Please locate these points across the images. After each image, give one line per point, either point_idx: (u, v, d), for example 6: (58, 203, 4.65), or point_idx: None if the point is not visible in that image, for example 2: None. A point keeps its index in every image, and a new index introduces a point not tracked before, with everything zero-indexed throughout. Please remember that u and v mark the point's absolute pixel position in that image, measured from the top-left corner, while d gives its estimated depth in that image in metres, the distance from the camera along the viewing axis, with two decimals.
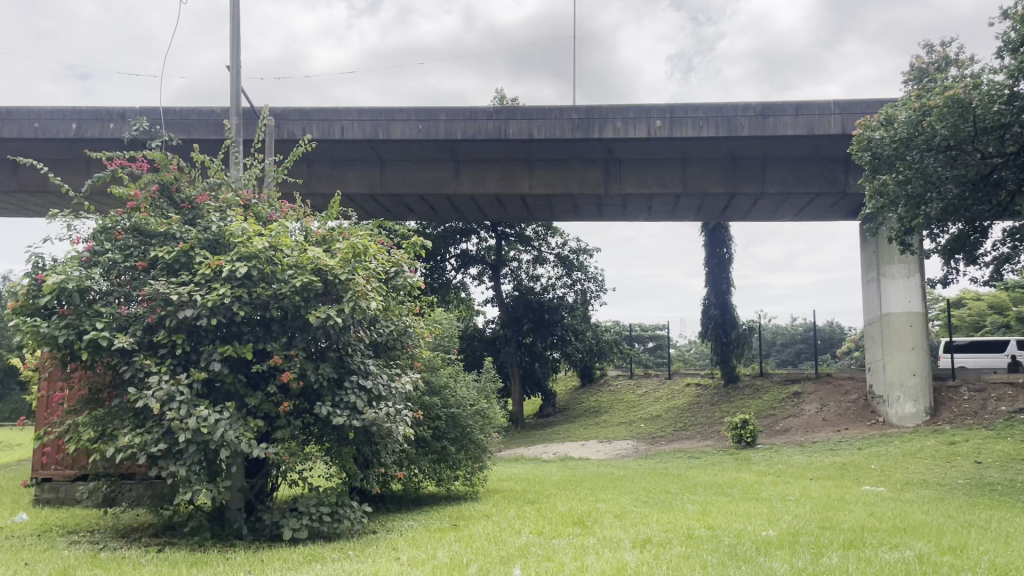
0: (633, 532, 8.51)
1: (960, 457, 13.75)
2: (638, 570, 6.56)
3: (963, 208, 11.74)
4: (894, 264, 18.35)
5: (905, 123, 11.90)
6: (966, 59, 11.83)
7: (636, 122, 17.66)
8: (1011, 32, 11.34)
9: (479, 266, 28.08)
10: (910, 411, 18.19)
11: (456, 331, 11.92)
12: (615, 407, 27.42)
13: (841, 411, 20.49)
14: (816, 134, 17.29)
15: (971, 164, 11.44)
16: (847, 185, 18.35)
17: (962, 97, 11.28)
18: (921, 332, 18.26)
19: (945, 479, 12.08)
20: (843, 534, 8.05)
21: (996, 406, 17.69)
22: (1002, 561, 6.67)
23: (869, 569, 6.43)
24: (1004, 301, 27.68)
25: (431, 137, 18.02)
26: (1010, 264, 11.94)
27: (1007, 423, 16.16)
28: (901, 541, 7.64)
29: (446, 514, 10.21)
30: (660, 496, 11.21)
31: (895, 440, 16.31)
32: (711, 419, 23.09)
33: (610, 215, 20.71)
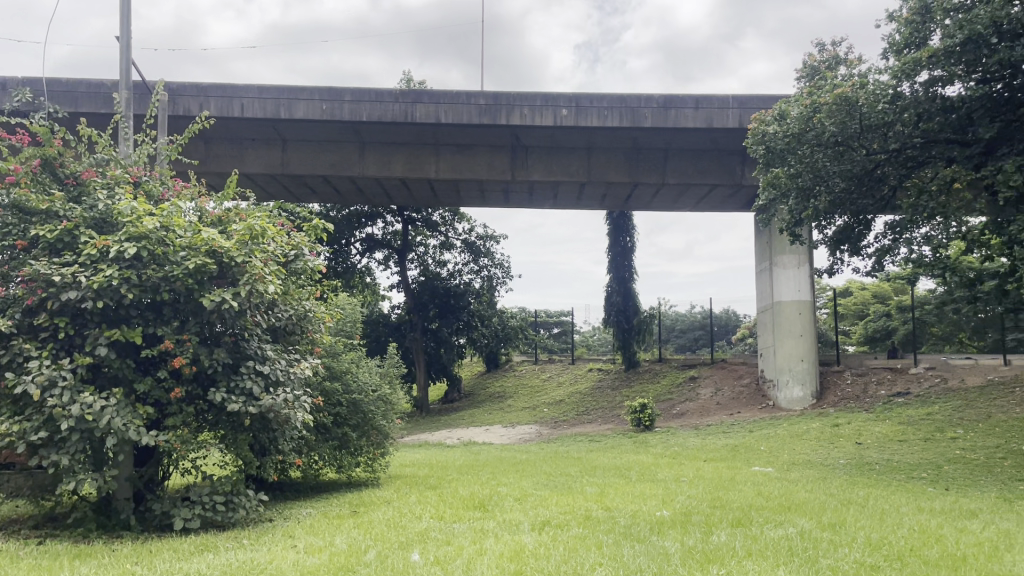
0: (532, 514, 8.63)
1: (842, 438, 14.50)
2: (534, 552, 6.64)
3: (849, 201, 12.38)
4: (785, 254, 19.13)
5: (797, 119, 12.39)
6: (855, 59, 12.34)
7: (542, 110, 17.77)
8: (895, 35, 11.92)
9: (384, 250, 27.76)
10: (797, 395, 19.05)
11: (360, 316, 11.70)
12: (519, 392, 27.67)
13: (734, 394, 21.29)
14: (715, 126, 17.83)
15: (857, 160, 12.00)
16: (743, 178, 18.92)
17: (849, 95, 11.74)
18: (809, 319, 19.11)
19: (828, 459, 12.72)
20: (731, 512, 8.39)
21: (876, 389, 18.70)
22: (876, 537, 7.04)
23: (754, 546, 6.73)
24: (886, 291, 29.15)
25: (335, 118, 17.68)
26: (891, 256, 12.56)
27: (886, 406, 17.13)
28: (785, 519, 7.99)
29: (346, 500, 10.10)
30: (560, 479, 11.42)
31: (784, 423, 17.06)
32: (612, 403, 23.60)
33: (516, 201, 20.80)
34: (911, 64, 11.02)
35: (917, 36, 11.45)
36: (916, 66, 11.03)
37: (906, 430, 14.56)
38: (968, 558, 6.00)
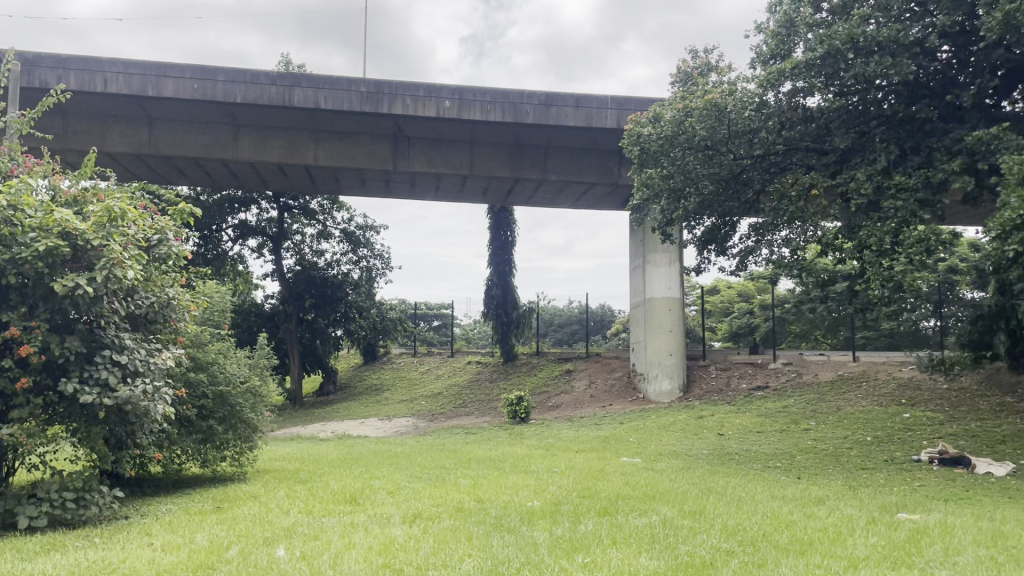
0: (403, 507, 8.57)
1: (706, 429, 15.17)
2: (403, 546, 6.59)
3: (717, 204, 12.96)
4: (658, 252, 19.81)
5: (671, 122, 12.75)
6: (725, 67, 12.88)
7: (425, 101, 17.66)
8: (761, 46, 12.52)
9: (258, 237, 26.88)
10: (666, 388, 19.74)
11: (229, 305, 11.27)
12: (396, 384, 27.47)
13: (607, 387, 21.88)
14: (594, 126, 18.27)
15: (726, 164, 12.61)
16: (620, 177, 19.44)
17: (719, 102, 12.26)
18: (678, 315, 19.87)
19: (692, 450, 13.26)
20: (599, 502, 8.61)
21: (738, 382, 19.67)
22: (733, 524, 7.39)
23: (618, 534, 6.93)
24: (749, 290, 30.67)
25: (207, 98, 17.00)
26: (753, 256, 13.21)
27: (747, 399, 18.04)
28: (649, 508, 8.29)
29: (210, 496, 9.72)
30: (434, 471, 11.39)
31: (653, 415, 17.69)
32: (489, 396, 23.77)
33: (397, 192, 20.57)
34: (775, 74, 11.60)
35: (782, 47, 12.05)
36: (780, 76, 11.61)
37: (764, 421, 15.38)
38: (814, 542, 6.37)
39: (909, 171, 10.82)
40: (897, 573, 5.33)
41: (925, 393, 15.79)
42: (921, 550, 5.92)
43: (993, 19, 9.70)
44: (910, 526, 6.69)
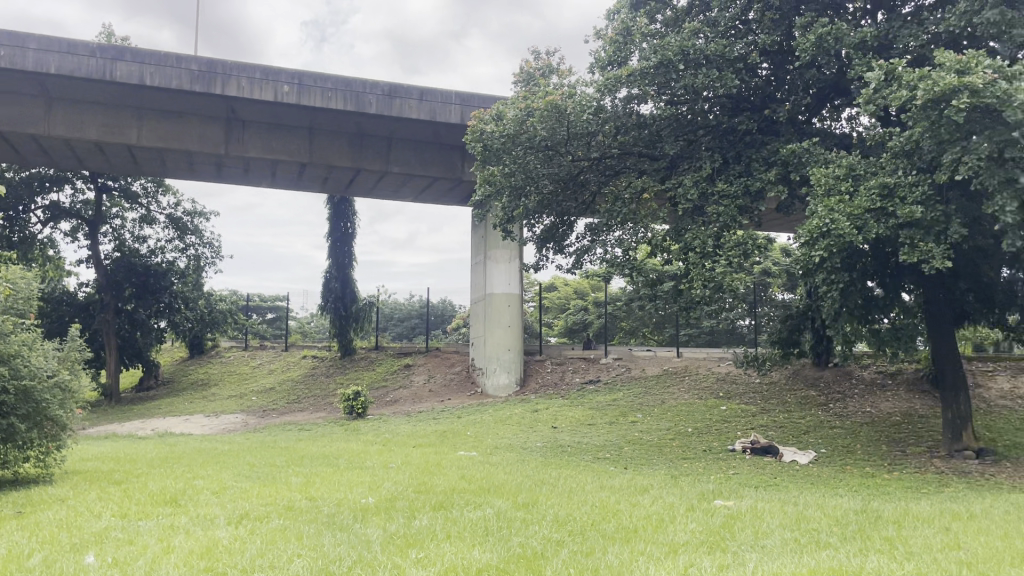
0: (229, 508, 8.18)
1: (540, 423, 15.54)
2: (228, 547, 6.30)
3: (555, 203, 13.25)
4: (499, 249, 20.13)
5: (513, 120, 12.91)
6: (566, 70, 13.22)
7: (261, 84, 16.96)
8: (601, 52, 12.95)
9: (72, 220, 24.83)
10: (503, 382, 20.04)
11: (36, 293, 10.32)
12: (225, 379, 26.26)
13: (445, 382, 21.95)
14: (438, 120, 18.24)
15: (564, 165, 12.90)
16: (462, 173, 19.54)
17: (559, 103, 12.48)
18: (516, 311, 20.32)
19: (527, 443, 13.54)
20: (434, 497, 8.59)
21: (572, 376, 20.32)
22: (563, 514, 7.59)
23: (452, 528, 6.94)
24: (585, 287, 31.78)
25: (14, 66, 15.55)
26: (589, 255, 13.66)
27: (580, 392, 18.68)
28: (483, 501, 8.36)
29: (8, 501, 8.86)
30: (263, 469, 10.96)
31: (490, 409, 17.93)
32: (324, 391, 23.21)
33: (230, 177, 19.63)
34: (613, 80, 12.01)
35: (619, 55, 12.51)
36: (617, 82, 12.04)
37: (595, 414, 15.96)
38: (638, 530, 6.66)
39: (730, 179, 11.56)
40: (712, 556, 5.67)
41: (740, 387, 16.95)
42: (733, 535, 6.33)
43: (807, 42, 10.54)
44: (725, 512, 7.15)
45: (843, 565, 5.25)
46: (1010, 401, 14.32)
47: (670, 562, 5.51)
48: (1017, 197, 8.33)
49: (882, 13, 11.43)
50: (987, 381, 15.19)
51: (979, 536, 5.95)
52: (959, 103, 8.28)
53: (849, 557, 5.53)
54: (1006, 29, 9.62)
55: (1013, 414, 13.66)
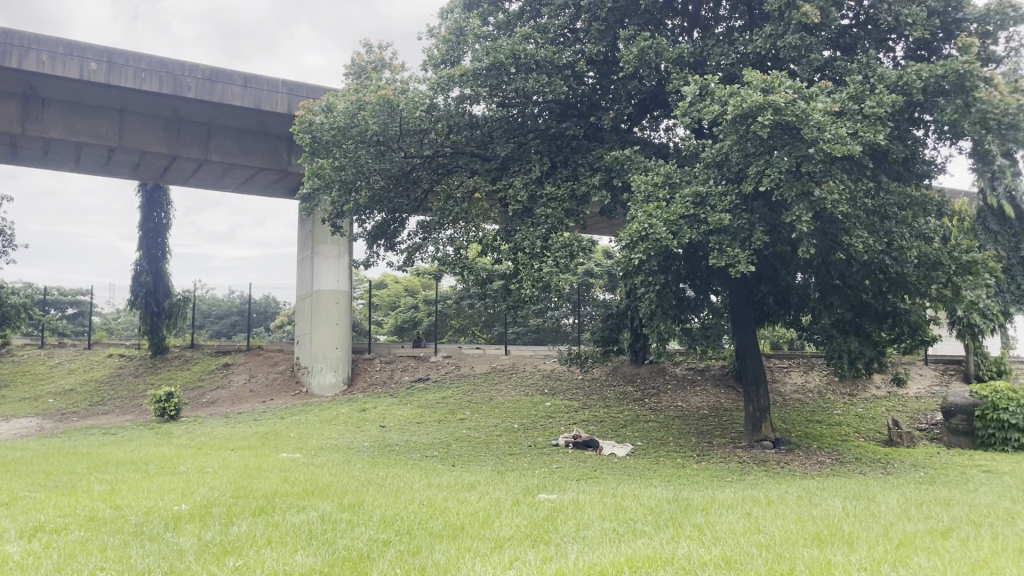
0: (20, 521, 7.43)
1: (367, 422, 15.29)
2: (20, 564, 5.72)
3: (387, 199, 13.17)
4: (327, 244, 19.67)
5: (343, 113, 12.54)
6: (399, 65, 13.10)
7: (65, 60, 15.51)
8: (434, 50, 12.93)
9: None
10: (330, 381, 19.55)
11: None
12: (16, 380, 23.87)
13: (267, 382, 21.11)
14: (263, 109, 17.52)
15: (396, 161, 12.75)
16: (289, 165, 18.87)
17: (391, 98, 12.25)
18: (345, 309, 19.96)
19: (353, 443, 13.28)
20: (255, 501, 8.22)
21: (400, 375, 20.16)
22: (390, 514, 7.50)
23: (273, 533, 6.67)
24: (415, 285, 31.66)
25: None
26: (420, 253, 13.59)
27: (409, 391, 18.56)
28: (307, 504, 8.10)
29: None
30: (60, 478, 10.04)
31: (315, 408, 17.44)
32: (133, 392, 21.65)
33: (25, 159, 17.86)
34: (445, 79, 11.98)
35: (451, 54, 12.55)
36: (450, 81, 12.02)
37: (424, 413, 15.92)
38: (465, 526, 6.70)
39: (558, 182, 11.90)
40: (535, 549, 5.80)
41: (565, 383, 17.52)
42: (556, 527, 6.52)
43: (630, 54, 11.03)
44: (549, 505, 7.35)
45: (656, 553, 5.55)
46: (802, 394, 15.72)
47: (495, 556, 5.59)
48: (811, 209, 9.15)
49: (698, 31, 12.21)
50: (782, 376, 16.59)
51: (776, 519, 6.49)
52: (764, 120, 8.98)
53: (663, 544, 5.86)
54: (804, 54, 10.53)
55: (803, 406, 15.01)
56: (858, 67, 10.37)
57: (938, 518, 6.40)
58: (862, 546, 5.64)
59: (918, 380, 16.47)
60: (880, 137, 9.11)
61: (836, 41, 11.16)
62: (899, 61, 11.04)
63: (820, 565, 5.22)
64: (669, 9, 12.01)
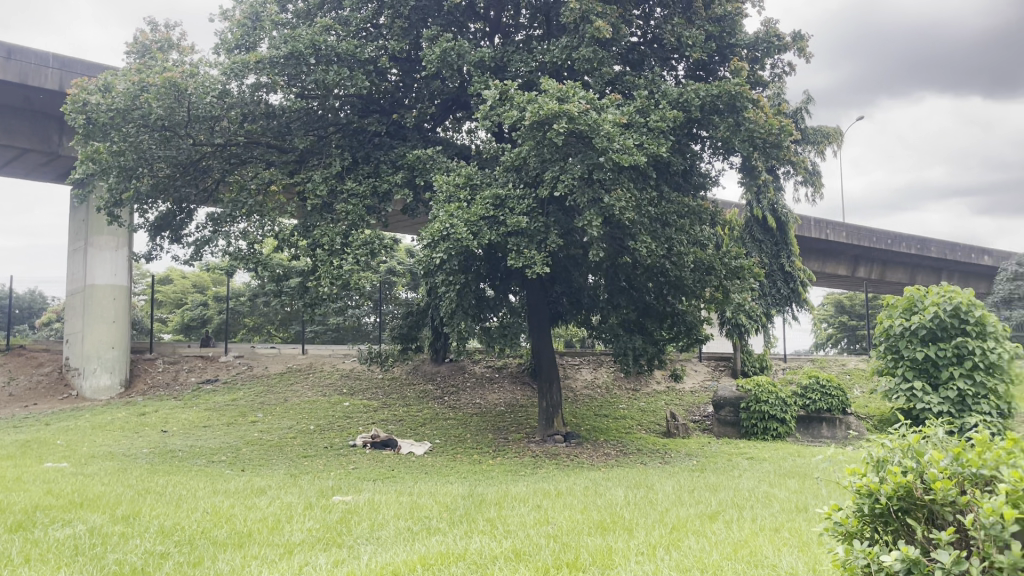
0: None
1: (147, 427, 14.22)
2: None
3: (173, 188, 12.33)
4: (103, 235, 18.13)
5: (123, 94, 11.52)
6: (188, 47, 12.32)
7: None
8: (227, 34, 12.30)
9: None
10: (105, 383, 18.01)
11: None
12: None
13: (30, 385, 19.08)
14: (29, 84, 15.82)
15: (184, 148, 11.95)
16: (60, 147, 17.17)
17: (178, 82, 11.44)
18: (123, 305, 18.56)
19: (131, 449, 12.30)
20: (10, 516, 7.39)
21: (186, 376, 18.97)
22: (170, 524, 7.03)
23: (33, 551, 6.03)
24: (205, 282, 29.91)
25: None
26: (209, 247, 12.89)
27: (195, 393, 17.50)
28: (74, 517, 7.40)
29: None
30: None
31: (87, 413, 15.98)
32: None
33: None
34: (240, 65, 11.43)
35: (246, 40, 12.00)
36: (244, 68, 11.50)
37: (211, 416, 15.07)
38: (252, 533, 6.42)
39: (359, 178, 11.69)
40: (326, 553, 5.68)
41: (363, 383, 17.28)
42: (349, 529, 6.41)
43: (433, 53, 11.06)
44: (342, 507, 7.20)
45: (449, 549, 5.61)
46: (591, 390, 16.53)
47: (285, 563, 5.40)
48: (601, 214, 9.62)
49: (499, 37, 12.44)
50: (574, 372, 17.36)
51: (564, 510, 6.77)
52: (559, 127, 9.33)
53: (456, 540, 5.93)
54: (596, 67, 11.05)
55: (592, 401, 15.79)
56: (644, 82, 11.06)
57: (706, 503, 6.97)
58: (640, 532, 6.02)
59: (693, 375, 17.86)
60: (663, 150, 9.77)
61: (626, 57, 11.82)
62: (680, 79, 11.90)
63: (602, 552, 5.50)
64: (471, 12, 12.19)
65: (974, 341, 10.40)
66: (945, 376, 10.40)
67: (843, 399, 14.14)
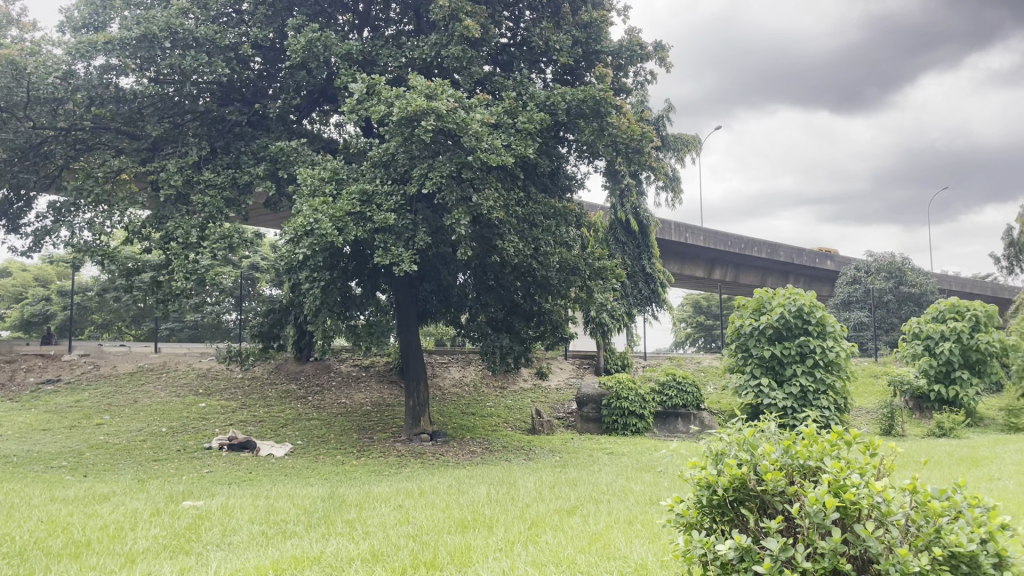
0: None
1: None
2: None
3: (8, 173, 11.43)
4: None
5: None
6: (29, 24, 11.50)
7: None
8: (74, 12, 11.56)
9: None
10: None
11: None
12: None
13: None
14: None
15: (22, 131, 11.07)
16: None
17: (17, 60, 10.66)
18: None
19: None
20: None
21: (25, 376, 17.65)
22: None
23: None
24: (48, 275, 27.88)
25: None
26: (50, 237, 12.04)
27: (34, 394, 16.30)
28: None
29: None
30: None
31: None
32: None
33: None
34: (87, 46, 10.72)
35: (96, 19, 11.34)
36: (92, 49, 10.78)
37: (52, 418, 14.08)
38: (91, 543, 6.05)
39: (218, 169, 11.21)
40: (172, 561, 5.42)
41: (221, 383, 16.61)
42: (199, 535, 6.15)
43: (298, 43, 10.77)
44: (192, 513, 6.89)
45: (304, 552, 5.48)
46: (458, 388, 16.57)
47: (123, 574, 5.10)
48: (469, 213, 9.66)
49: (367, 30, 12.27)
50: (442, 371, 17.34)
51: (425, 509, 6.74)
52: (427, 125, 9.29)
53: (312, 543, 5.80)
54: (465, 66, 11.06)
55: (459, 399, 15.82)
56: (512, 84, 11.17)
57: (566, 498, 7.13)
58: (499, 528, 6.08)
59: (558, 373, 18.23)
60: (530, 151, 9.91)
61: (496, 58, 11.93)
62: (548, 82, 12.10)
63: (460, 550, 5.51)
64: (340, 4, 11.95)
65: (815, 340, 11.14)
66: (789, 373, 11.07)
67: (697, 395, 14.85)
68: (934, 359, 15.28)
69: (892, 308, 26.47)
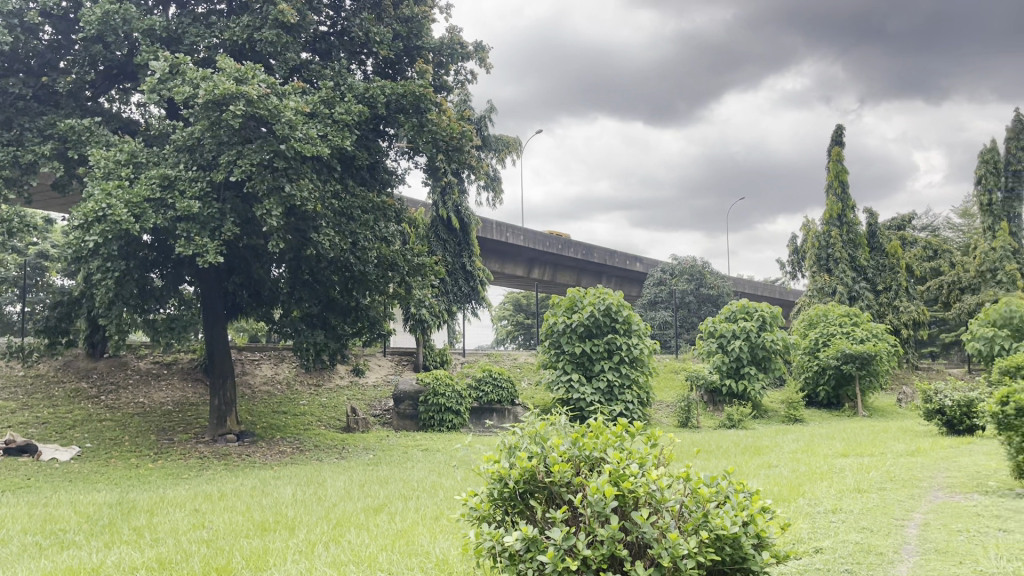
0: None
1: None
2: None
3: None
4: None
5: None
6: None
7: None
8: None
9: None
10: None
11: None
12: None
13: None
14: None
15: None
16: None
17: None
18: None
19: None
20: None
21: None
22: None
23: None
24: None
25: None
26: None
27: None
28: None
29: None
30: None
31: None
32: None
33: None
34: None
35: None
36: None
37: None
38: None
39: None
40: None
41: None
42: None
43: (93, 15, 9.99)
44: None
45: (81, 564, 5.08)
46: (270, 386, 16.01)
47: None
48: (282, 203, 9.34)
49: (173, 7, 11.55)
50: (252, 368, 16.67)
51: (223, 513, 6.44)
52: (236, 109, 8.93)
53: (91, 554, 5.37)
54: (280, 51, 10.68)
55: (270, 398, 15.27)
56: (330, 73, 10.90)
57: (374, 496, 7.05)
58: (301, 530, 5.91)
59: (376, 370, 18.06)
60: (347, 143, 9.75)
61: (314, 46, 11.62)
62: (368, 75, 11.94)
63: (256, 554, 5.30)
64: None
65: (621, 337, 11.76)
66: (596, 369, 11.60)
67: (512, 390, 15.29)
68: (725, 356, 16.48)
69: (692, 308, 28.49)
